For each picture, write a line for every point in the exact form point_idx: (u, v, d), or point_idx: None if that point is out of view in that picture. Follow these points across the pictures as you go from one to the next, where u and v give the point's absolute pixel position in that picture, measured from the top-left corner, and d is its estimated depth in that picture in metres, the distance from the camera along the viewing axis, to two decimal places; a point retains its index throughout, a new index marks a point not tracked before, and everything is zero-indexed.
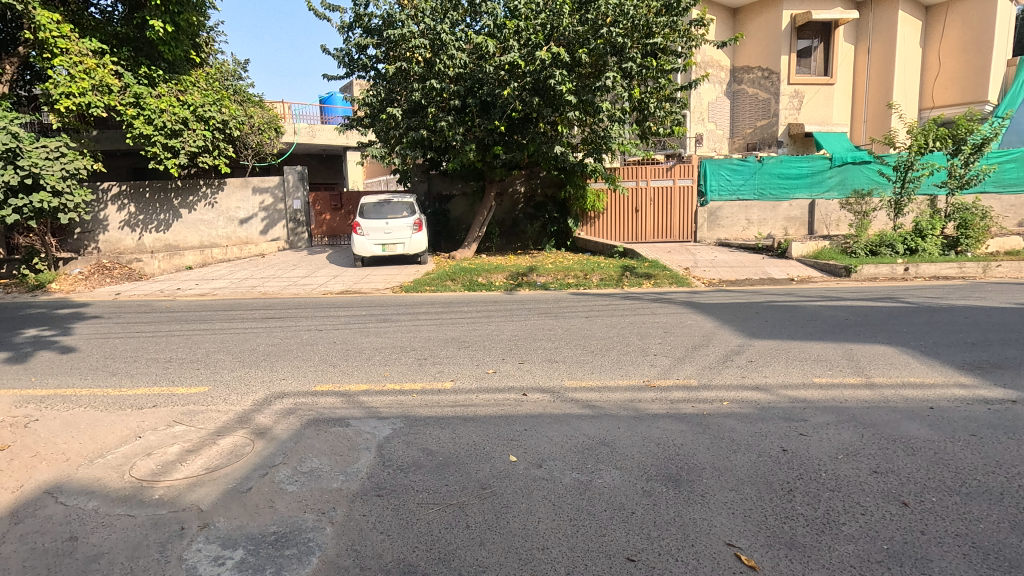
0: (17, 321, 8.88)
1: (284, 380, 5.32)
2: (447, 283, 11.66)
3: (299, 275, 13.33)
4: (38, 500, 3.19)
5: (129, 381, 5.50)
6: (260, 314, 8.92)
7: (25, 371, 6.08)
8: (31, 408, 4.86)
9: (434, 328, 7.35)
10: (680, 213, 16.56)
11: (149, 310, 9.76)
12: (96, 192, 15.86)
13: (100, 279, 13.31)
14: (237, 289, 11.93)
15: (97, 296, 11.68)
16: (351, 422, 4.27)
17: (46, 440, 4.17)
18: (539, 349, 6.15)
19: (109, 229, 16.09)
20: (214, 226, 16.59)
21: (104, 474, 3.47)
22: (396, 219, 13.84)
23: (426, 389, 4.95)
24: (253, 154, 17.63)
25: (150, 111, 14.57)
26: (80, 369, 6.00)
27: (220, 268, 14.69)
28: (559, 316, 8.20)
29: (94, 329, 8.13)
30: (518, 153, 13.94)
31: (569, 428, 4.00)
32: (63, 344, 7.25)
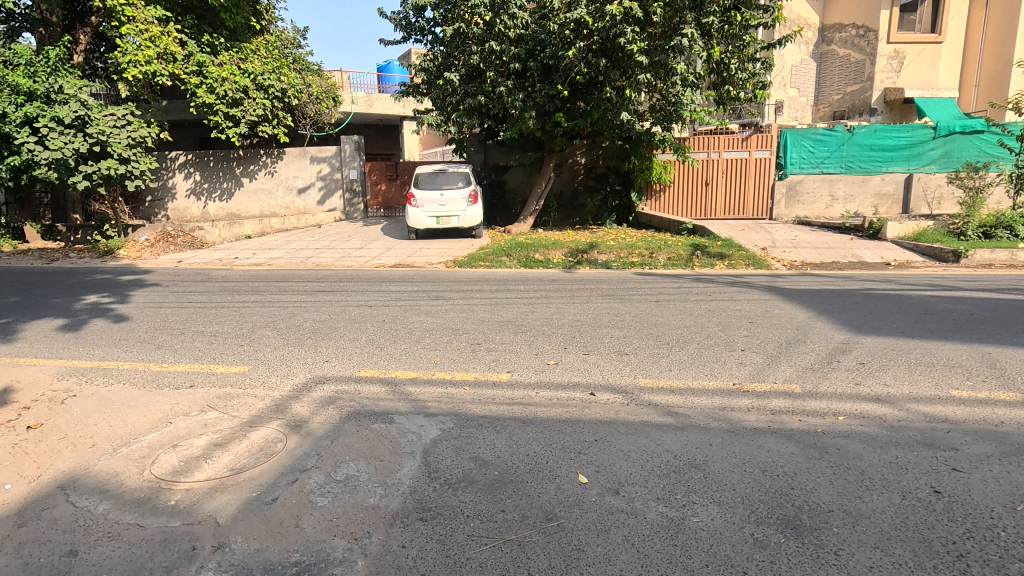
0: (82, 287, 9.01)
1: (327, 363, 4.90)
2: (503, 259, 11.07)
3: (353, 247, 13.09)
4: (48, 497, 2.85)
5: (173, 356, 5.26)
6: (311, 286, 8.66)
7: (76, 339, 5.98)
8: (72, 381, 4.67)
9: (489, 309, 6.77)
10: (756, 188, 15.14)
11: (206, 279, 9.73)
12: (163, 160, 16.21)
13: (164, 247, 13.55)
14: (292, 260, 11.80)
15: (160, 263, 11.86)
16: (396, 418, 3.76)
17: (77, 420, 3.91)
18: (604, 338, 5.47)
19: (177, 197, 16.50)
20: (273, 195, 16.64)
21: (124, 468, 3.11)
22: (451, 190, 13.31)
23: (480, 381, 4.39)
24: (311, 124, 17.45)
25: (212, 80, 14.58)
26: (127, 340, 5.85)
27: (278, 237, 14.69)
28: (626, 299, 7.44)
29: (150, 298, 8.09)
30: (581, 121, 12.95)
31: (648, 441, 3.34)
32: (118, 311, 7.20)
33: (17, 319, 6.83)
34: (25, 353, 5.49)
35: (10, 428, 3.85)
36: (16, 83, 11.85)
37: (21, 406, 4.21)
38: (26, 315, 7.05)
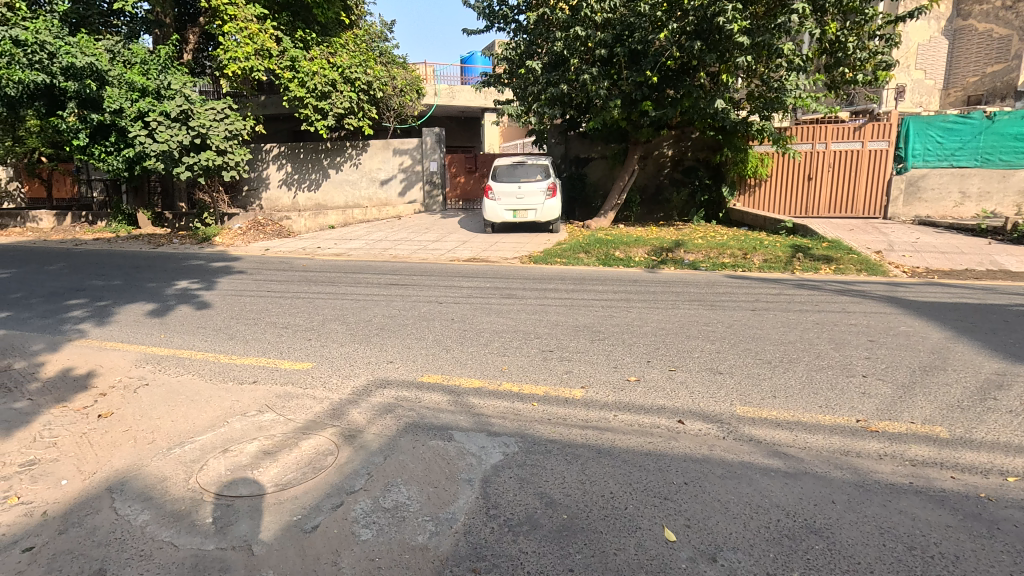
0: (178, 272, 9.49)
1: (390, 365, 4.63)
2: (581, 256, 10.51)
3: (430, 239, 13.04)
4: (94, 501, 2.73)
5: (244, 347, 5.23)
6: (384, 279, 8.56)
7: (161, 325, 6.16)
8: (147, 369, 4.72)
9: (564, 313, 6.28)
10: (869, 183, 13.51)
11: (288, 269, 9.96)
12: (259, 153, 17.06)
13: (255, 235, 14.18)
14: (370, 251, 11.90)
15: (250, 251, 12.38)
16: (455, 435, 3.39)
17: (142, 412, 3.88)
18: (693, 353, 4.83)
19: (270, 187, 17.33)
20: (357, 187, 17.02)
21: (172, 473, 2.96)
22: (530, 183, 12.89)
23: (551, 398, 3.92)
24: (394, 116, 17.64)
25: (303, 74, 14.96)
26: (205, 328, 5.93)
27: (359, 228, 14.96)
28: (717, 305, 6.67)
29: (234, 285, 8.32)
30: (670, 110, 12.06)
31: (752, 491, 2.74)
32: (202, 298, 7.43)
33: (114, 303, 7.19)
34: (114, 338, 5.70)
35: (83, 415, 3.88)
36: (132, 79, 12.57)
37: (98, 392, 4.27)
38: (123, 299, 7.43)
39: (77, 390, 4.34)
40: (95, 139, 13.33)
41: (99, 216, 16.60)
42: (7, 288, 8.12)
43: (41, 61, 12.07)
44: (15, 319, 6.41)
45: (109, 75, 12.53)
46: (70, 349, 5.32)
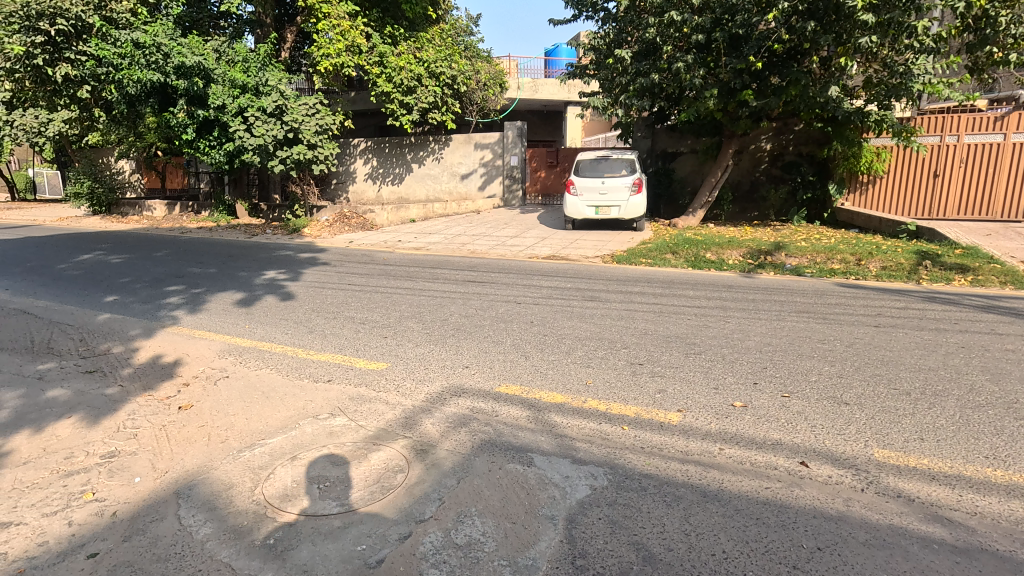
0: (268, 262, 9.83)
1: (465, 372, 4.32)
2: (668, 257, 9.82)
3: (508, 235, 12.77)
4: (161, 506, 2.62)
5: (321, 342, 5.15)
6: (462, 276, 8.37)
7: (246, 315, 6.27)
8: (230, 361, 4.73)
9: (652, 321, 5.73)
10: (1012, 180, 11.56)
11: (369, 261, 10.06)
12: (348, 147, 17.61)
13: (341, 227, 14.59)
14: (449, 246, 11.83)
15: (335, 243, 12.70)
16: (535, 460, 3.03)
17: (220, 407, 3.84)
18: (809, 375, 4.17)
19: (357, 181, 17.86)
20: (438, 181, 17.09)
21: (239, 479, 2.82)
22: (614, 178, 12.27)
23: (643, 421, 3.45)
24: (477, 110, 17.53)
25: (390, 69, 15.18)
26: (288, 320, 5.96)
27: (439, 222, 15.00)
28: (831, 319, 5.87)
29: (318, 277, 8.46)
30: (773, 99, 11.02)
31: (911, 570, 2.17)
32: (288, 289, 7.57)
33: (207, 290, 7.47)
34: (203, 326, 5.84)
35: (166, 405, 3.89)
36: (234, 77, 13.24)
37: (182, 382, 4.31)
38: (216, 286, 7.71)
39: (164, 378, 4.41)
40: (201, 134, 14.09)
41: (203, 206, 17.79)
42: (119, 273, 8.71)
43: (157, 61, 12.85)
44: (120, 303, 6.79)
45: (213, 74, 13.20)
46: (163, 335, 5.49)
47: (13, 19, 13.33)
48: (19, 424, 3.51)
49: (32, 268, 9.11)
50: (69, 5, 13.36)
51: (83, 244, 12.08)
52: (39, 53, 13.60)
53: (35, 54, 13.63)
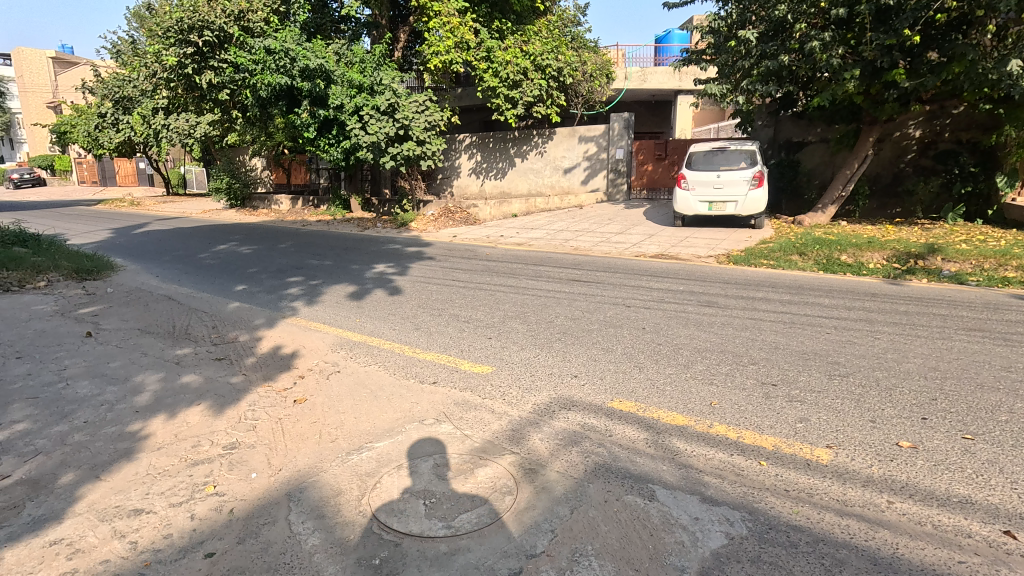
0: (378, 256, 10.18)
1: (574, 383, 4.03)
2: (793, 258, 8.85)
3: (613, 231, 12.27)
4: (274, 508, 2.61)
5: (427, 341, 5.11)
6: (566, 275, 8.07)
7: (357, 309, 6.44)
8: (341, 355, 4.83)
9: (783, 333, 5.07)
10: None
11: (472, 257, 10.08)
12: (454, 143, 17.94)
13: (446, 221, 14.90)
14: (552, 242, 11.59)
15: (440, 237, 12.95)
16: (658, 494, 2.68)
17: (332, 402, 3.88)
18: (998, 414, 3.39)
19: (461, 176, 18.18)
20: (540, 175, 16.88)
21: (347, 486, 2.76)
22: (731, 171, 11.33)
23: (785, 457, 2.95)
24: (582, 103, 17.08)
25: (497, 64, 15.17)
26: (395, 316, 6.02)
27: (541, 217, 14.81)
28: (1015, 341, 4.83)
29: (424, 272, 8.57)
30: (929, 79, 9.50)
31: None
32: (395, 284, 7.72)
33: (323, 282, 7.83)
34: (318, 318, 6.06)
35: (283, 397, 4.01)
36: (352, 78, 13.97)
37: (297, 374, 4.45)
38: (331, 279, 8.07)
39: (282, 369, 4.57)
40: (321, 132, 14.93)
41: (322, 200, 19.03)
42: (249, 263, 9.44)
43: (285, 65, 13.71)
44: (248, 293, 7.29)
45: (334, 75, 13.96)
46: (283, 326, 5.77)
47: (169, 33, 14.85)
48: (157, 408, 3.75)
49: (179, 257, 10.14)
50: (213, 17, 14.69)
51: (220, 235, 13.32)
52: (189, 63, 15.15)
53: (186, 64, 15.19)
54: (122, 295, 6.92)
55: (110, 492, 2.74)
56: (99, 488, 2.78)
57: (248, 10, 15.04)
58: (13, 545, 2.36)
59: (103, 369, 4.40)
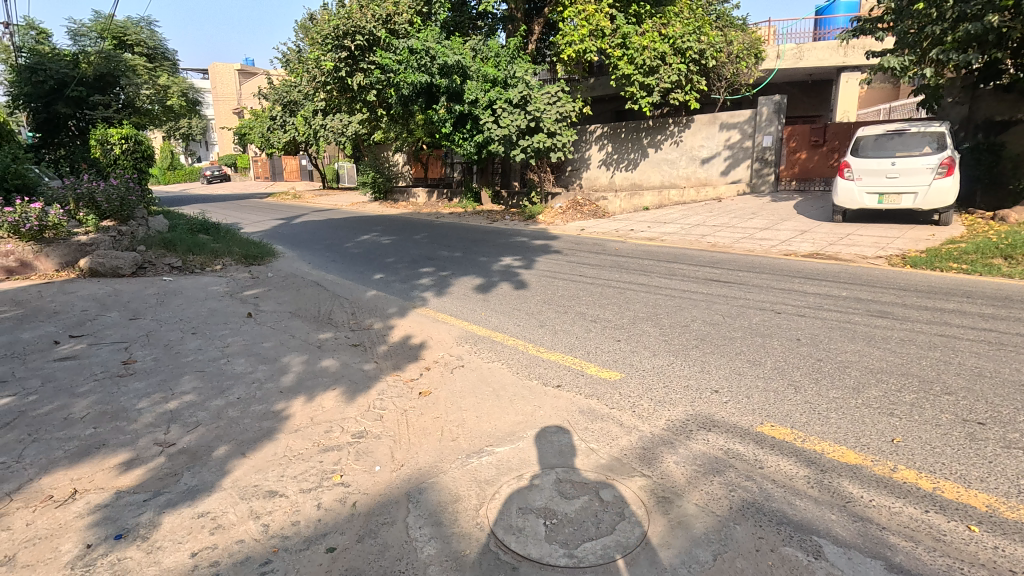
0: (505, 248, 10.23)
1: (716, 399, 3.56)
2: (995, 262, 7.28)
3: (757, 227, 11.14)
4: (394, 508, 2.57)
5: (552, 339, 4.90)
6: (704, 274, 7.39)
7: (483, 302, 6.43)
8: (466, 349, 4.80)
9: (988, 358, 4.09)
10: None
11: (600, 251, 9.71)
12: (585, 134, 17.59)
13: (573, 214, 14.67)
14: (686, 237, 10.82)
15: (567, 230, 12.74)
16: (826, 551, 2.19)
17: (454, 398, 3.83)
18: None
19: (591, 167, 17.78)
20: (675, 166, 15.89)
21: (465, 493, 2.65)
22: (910, 158, 9.63)
23: (1006, 525, 2.28)
24: (726, 87, 15.73)
25: (633, 50, 14.45)
26: (520, 311, 5.90)
27: (675, 210, 13.94)
28: None
29: (550, 266, 8.40)
30: None
31: None
32: (521, 277, 7.63)
33: (453, 274, 7.99)
34: (446, 309, 6.15)
35: (409, 389, 4.05)
36: (487, 72, 14.23)
37: (424, 366, 4.50)
38: (460, 270, 8.22)
39: (410, 360, 4.65)
40: (456, 127, 15.42)
41: (455, 193, 19.76)
42: (386, 253, 9.98)
43: (426, 64, 14.33)
44: (385, 281, 7.66)
45: (470, 71, 14.30)
46: (414, 315, 5.92)
47: (327, 40, 16.25)
48: (298, 389, 3.96)
49: (328, 246, 11.05)
50: (365, 23, 15.81)
51: (364, 226, 14.35)
52: (344, 66, 16.49)
53: (341, 68, 16.58)
54: (279, 280, 7.62)
55: (252, 470, 2.90)
56: (244, 465, 2.95)
57: (395, 13, 15.95)
58: (169, 512, 2.55)
59: (257, 349, 4.79)
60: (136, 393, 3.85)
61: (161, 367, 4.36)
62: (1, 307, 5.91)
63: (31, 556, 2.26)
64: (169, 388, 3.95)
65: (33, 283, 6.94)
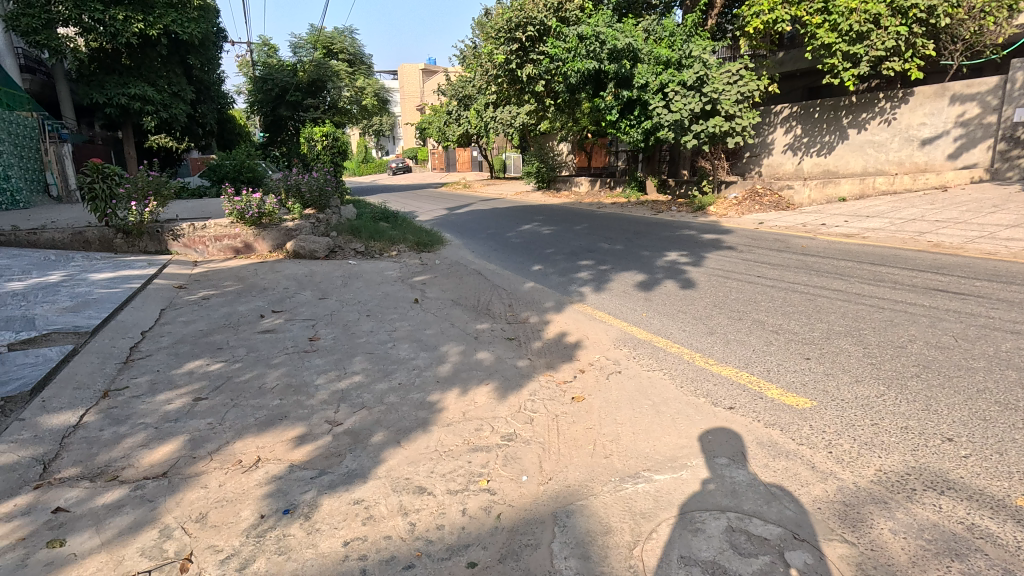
0: (670, 242, 9.52)
1: (950, 451, 2.75)
2: None
3: (1000, 223, 8.86)
4: (539, 528, 2.38)
5: (724, 350, 4.31)
6: (923, 281, 6.02)
7: (645, 301, 5.97)
8: (624, 353, 4.44)
9: None
10: None
11: (783, 249, 8.53)
12: (769, 115, 15.75)
13: (750, 206, 13.27)
14: (896, 235, 9.03)
15: (742, 223, 11.51)
16: None
17: (610, 407, 3.53)
18: None
19: (774, 153, 15.89)
20: (883, 149, 13.40)
21: (619, 525, 2.36)
22: None
23: None
24: (962, 50, 12.75)
25: (837, 16, 12.45)
26: (686, 314, 5.34)
27: (882, 201, 11.79)
28: None
29: (722, 264, 7.57)
30: None
31: None
32: (688, 276, 6.97)
33: (613, 268, 7.61)
34: (605, 307, 5.82)
35: (562, 392, 3.85)
36: (660, 54, 13.44)
37: (579, 367, 4.27)
38: (621, 265, 7.80)
39: (564, 359, 4.45)
40: (624, 114, 14.86)
41: (619, 182, 19.21)
42: (546, 243, 9.93)
43: (594, 49, 13.84)
44: (543, 273, 7.58)
45: (641, 54, 13.63)
46: (570, 312, 5.71)
47: (500, 33, 16.72)
48: (453, 381, 3.99)
49: (492, 235, 11.38)
50: (536, 13, 15.93)
51: (526, 215, 14.58)
52: (514, 58, 16.85)
53: (512, 60, 16.96)
54: (444, 267, 7.97)
55: (405, 461, 2.93)
56: (398, 455, 3.00)
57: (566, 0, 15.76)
58: (331, 494, 2.66)
59: (420, 335, 4.98)
60: (316, 369, 4.22)
61: (338, 346, 4.73)
62: (226, 282, 7.01)
63: (218, 517, 2.50)
64: (343, 367, 4.25)
65: (252, 262, 8.15)
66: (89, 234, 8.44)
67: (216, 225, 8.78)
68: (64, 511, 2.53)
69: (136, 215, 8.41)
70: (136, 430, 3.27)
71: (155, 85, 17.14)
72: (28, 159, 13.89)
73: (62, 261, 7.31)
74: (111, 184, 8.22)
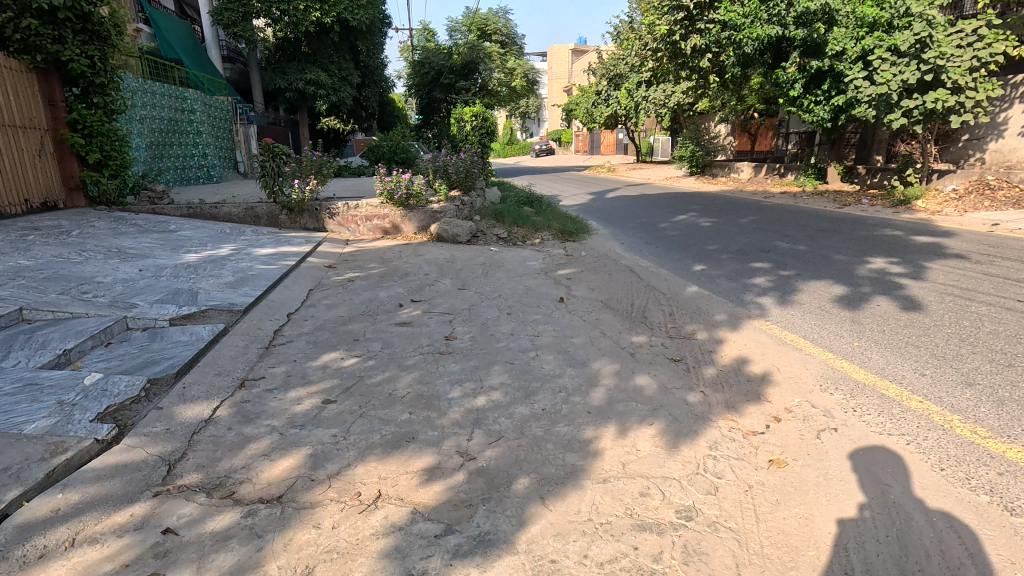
0: (871, 245, 7.70)
1: None
2: None
3: None
4: None
5: (1003, 419, 2.99)
6: None
7: (851, 323, 4.65)
8: (835, 400, 3.32)
9: None
10: None
11: None
12: (1005, 87, 12.43)
13: (976, 202, 10.57)
14: None
15: (967, 224, 9.09)
16: None
17: (828, 487, 2.53)
18: None
19: (1007, 135, 12.51)
20: None
21: None
22: None
23: None
24: None
25: None
26: (918, 350, 3.98)
27: None
28: None
29: (952, 279, 5.81)
30: None
31: None
32: (908, 292, 5.39)
33: (798, 275, 6.23)
34: (796, 328, 4.62)
35: (752, 448, 2.90)
36: (863, 14, 11.14)
37: (771, 414, 3.25)
38: (808, 271, 6.38)
39: (750, 399, 3.46)
40: (809, 88, 12.79)
41: (791, 167, 16.76)
42: (707, 239, 8.67)
43: (779, 13, 12.14)
44: (708, 276, 6.45)
45: (839, 15, 11.64)
46: (749, 330, 4.61)
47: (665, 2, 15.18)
48: (609, 414, 3.23)
49: (642, 225, 10.30)
50: None
51: (680, 204, 13.17)
52: (678, 29, 15.18)
53: (675, 31, 15.29)
54: (592, 261, 7.18)
55: (550, 532, 2.26)
56: (541, 519, 2.33)
57: None
58: (457, 567, 2.08)
59: (567, 345, 4.28)
60: (451, 377, 3.72)
61: (475, 350, 4.20)
62: (372, 264, 6.93)
63: None
64: (480, 379, 3.70)
65: (397, 244, 8.10)
66: (259, 210, 9.00)
67: (367, 204, 8.89)
68: (174, 533, 2.25)
69: (297, 193, 8.82)
70: (262, 434, 3.00)
71: (326, 70, 18.43)
72: (222, 138, 15.62)
73: (234, 235, 7.83)
74: (279, 162, 8.67)
